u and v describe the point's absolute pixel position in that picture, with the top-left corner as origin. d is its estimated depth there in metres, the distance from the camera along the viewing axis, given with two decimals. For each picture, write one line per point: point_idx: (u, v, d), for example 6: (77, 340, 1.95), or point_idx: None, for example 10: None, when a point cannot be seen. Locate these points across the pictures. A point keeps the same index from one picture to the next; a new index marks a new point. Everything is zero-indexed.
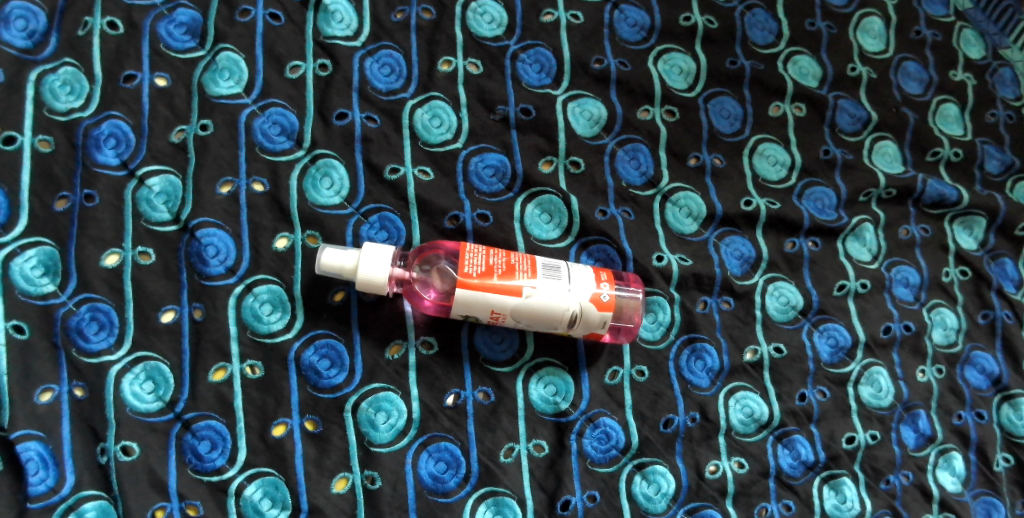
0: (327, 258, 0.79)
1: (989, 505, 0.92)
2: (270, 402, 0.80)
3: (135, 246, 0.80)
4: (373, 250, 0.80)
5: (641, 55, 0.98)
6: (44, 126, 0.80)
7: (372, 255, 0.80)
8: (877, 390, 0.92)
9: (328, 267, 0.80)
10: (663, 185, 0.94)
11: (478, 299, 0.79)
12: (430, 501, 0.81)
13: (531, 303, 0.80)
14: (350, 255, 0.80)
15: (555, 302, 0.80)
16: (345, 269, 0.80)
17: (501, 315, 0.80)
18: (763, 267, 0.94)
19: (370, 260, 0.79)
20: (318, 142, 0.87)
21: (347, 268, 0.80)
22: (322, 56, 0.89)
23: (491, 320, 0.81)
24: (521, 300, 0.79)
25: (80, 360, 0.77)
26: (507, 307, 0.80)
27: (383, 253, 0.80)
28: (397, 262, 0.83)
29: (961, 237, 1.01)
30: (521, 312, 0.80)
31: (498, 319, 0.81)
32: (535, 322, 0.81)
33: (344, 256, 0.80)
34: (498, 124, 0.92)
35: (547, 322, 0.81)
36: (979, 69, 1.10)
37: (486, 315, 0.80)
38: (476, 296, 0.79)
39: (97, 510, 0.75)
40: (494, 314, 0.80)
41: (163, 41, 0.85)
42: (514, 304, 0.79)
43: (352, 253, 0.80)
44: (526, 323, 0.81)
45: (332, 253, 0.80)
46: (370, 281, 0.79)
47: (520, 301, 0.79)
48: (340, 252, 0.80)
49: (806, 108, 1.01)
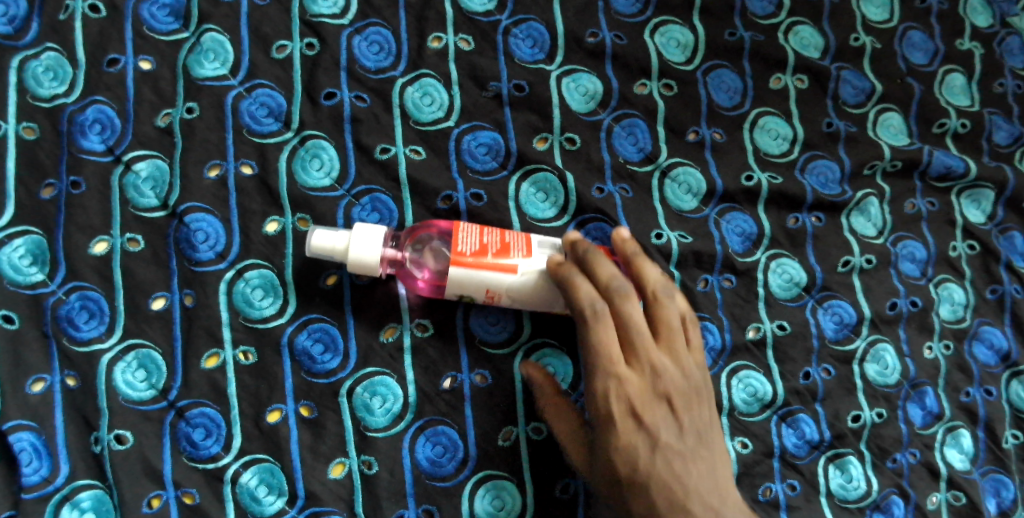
0: (318, 240, 0.78)
1: (998, 483, 0.90)
2: (264, 388, 0.79)
3: (123, 233, 0.79)
4: (366, 230, 0.78)
5: (637, 28, 0.95)
6: (28, 113, 0.79)
7: (364, 235, 0.78)
8: (883, 367, 0.90)
9: (318, 249, 0.78)
10: (662, 160, 0.92)
11: (475, 278, 0.77)
12: (428, 486, 0.79)
13: (528, 280, 0.78)
14: (341, 237, 0.78)
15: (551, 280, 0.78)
16: (336, 251, 0.78)
17: (497, 294, 0.79)
18: (765, 243, 0.91)
19: (361, 240, 0.78)
20: (307, 123, 0.85)
21: (338, 249, 0.78)
22: (308, 35, 0.87)
23: (487, 299, 0.79)
24: (517, 278, 0.78)
25: (70, 348, 0.76)
26: (502, 286, 0.78)
27: (376, 232, 0.78)
28: (389, 242, 0.81)
29: (969, 210, 0.99)
30: (519, 290, 0.78)
31: (495, 298, 0.79)
32: (533, 301, 0.79)
33: (335, 237, 0.78)
34: (490, 101, 0.89)
35: (546, 297, 0.79)
36: (986, 37, 1.07)
37: (482, 294, 0.79)
38: (473, 276, 0.77)
39: (93, 500, 0.74)
40: (489, 293, 0.79)
41: (146, 23, 0.84)
42: (511, 282, 0.78)
43: (344, 234, 0.78)
44: (523, 302, 0.80)
45: (323, 233, 0.78)
46: (362, 260, 0.78)
47: (515, 279, 0.78)
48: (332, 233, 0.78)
49: (807, 79, 0.99)
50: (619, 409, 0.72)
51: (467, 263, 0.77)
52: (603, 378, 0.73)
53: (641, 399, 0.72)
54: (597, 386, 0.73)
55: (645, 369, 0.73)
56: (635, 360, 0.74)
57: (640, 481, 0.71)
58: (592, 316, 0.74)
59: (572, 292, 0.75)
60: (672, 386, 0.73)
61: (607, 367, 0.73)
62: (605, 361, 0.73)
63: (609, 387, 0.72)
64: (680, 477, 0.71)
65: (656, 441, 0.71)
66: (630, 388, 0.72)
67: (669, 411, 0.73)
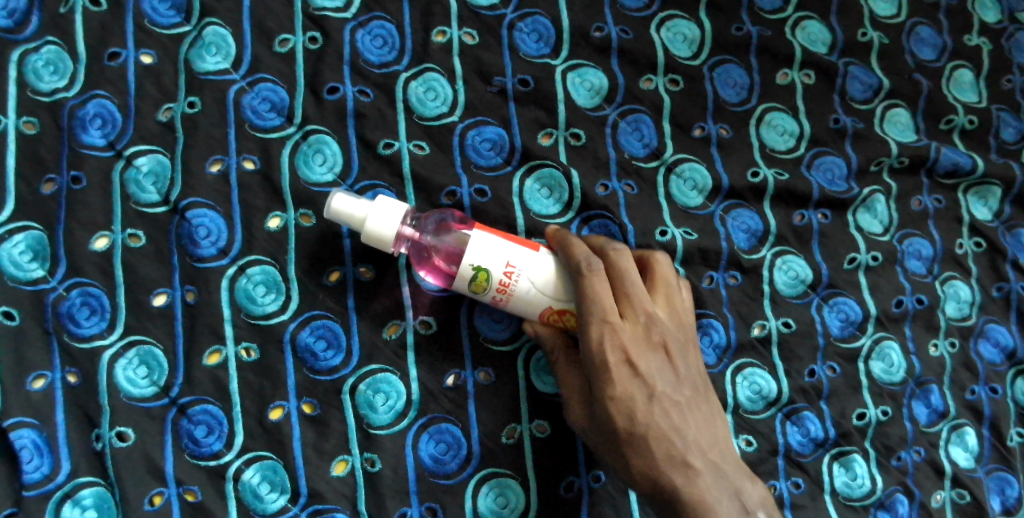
0: (339, 204, 0.75)
1: (1003, 481, 0.90)
2: (267, 386, 0.78)
3: (125, 229, 0.78)
4: (391, 204, 0.75)
5: (643, 23, 0.95)
6: (29, 107, 0.78)
7: (387, 211, 0.75)
8: (888, 365, 0.89)
9: (337, 213, 0.75)
10: (667, 156, 0.91)
11: (497, 245, 0.74)
12: (432, 484, 0.79)
13: (548, 258, 0.75)
14: (364, 207, 0.75)
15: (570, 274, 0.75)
16: (354, 219, 0.75)
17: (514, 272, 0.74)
18: (771, 240, 0.91)
19: (382, 210, 0.75)
20: (310, 118, 0.84)
21: (357, 218, 0.75)
22: (312, 29, 0.86)
23: (502, 279, 0.74)
24: (537, 256, 0.75)
25: (72, 345, 0.75)
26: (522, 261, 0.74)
27: (400, 210, 0.76)
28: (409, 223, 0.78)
29: (976, 207, 0.99)
30: (537, 267, 0.75)
31: (511, 276, 0.74)
32: (550, 286, 0.75)
33: (358, 205, 0.75)
34: (495, 96, 0.89)
35: (564, 286, 0.75)
36: (995, 33, 1.06)
37: (500, 269, 0.74)
38: (491, 241, 0.74)
39: (95, 497, 0.73)
40: (508, 269, 0.74)
41: (148, 17, 0.83)
42: (532, 256, 0.75)
43: (368, 205, 0.75)
44: (539, 284, 0.75)
45: (346, 199, 0.75)
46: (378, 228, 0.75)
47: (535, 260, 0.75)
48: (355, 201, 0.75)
49: (815, 75, 0.98)
50: (618, 358, 0.71)
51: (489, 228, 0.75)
52: (600, 328, 0.71)
53: (638, 349, 0.72)
54: (595, 339, 0.71)
55: (638, 318, 0.73)
56: (628, 309, 0.74)
57: (641, 429, 0.70)
58: (587, 268, 0.73)
59: (565, 248, 0.75)
60: (665, 338, 0.73)
61: (605, 330, 0.71)
62: (604, 324, 0.71)
63: (604, 335, 0.71)
64: (679, 430, 0.71)
65: (655, 390, 0.71)
66: (623, 336, 0.71)
67: (664, 359, 0.73)
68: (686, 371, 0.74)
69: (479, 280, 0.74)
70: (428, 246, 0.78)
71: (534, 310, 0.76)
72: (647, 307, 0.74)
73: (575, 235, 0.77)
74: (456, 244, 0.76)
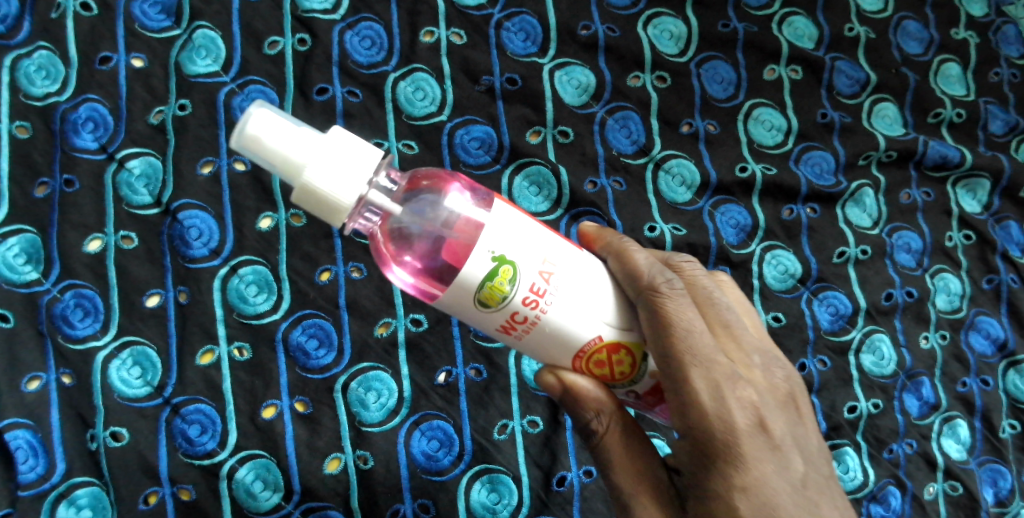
0: (260, 135, 0.60)
1: (996, 473, 0.90)
2: (259, 385, 0.79)
3: (117, 230, 0.79)
4: (338, 139, 0.61)
5: (630, 21, 0.95)
6: (21, 111, 0.79)
7: (334, 152, 0.60)
8: (878, 358, 0.90)
9: (265, 151, 0.60)
10: (655, 153, 0.92)
11: (532, 234, 0.61)
12: (424, 480, 0.79)
13: (592, 263, 0.63)
14: (300, 146, 0.60)
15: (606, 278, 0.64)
16: (288, 164, 0.60)
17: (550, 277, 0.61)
18: (760, 235, 0.91)
19: (325, 157, 0.60)
20: (299, 118, 0.85)
21: (294, 163, 0.60)
22: (300, 31, 0.87)
23: (531, 287, 0.60)
24: (575, 255, 0.62)
25: (66, 346, 0.76)
26: (560, 264, 0.61)
27: (349, 147, 0.61)
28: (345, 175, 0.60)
29: (965, 200, 0.99)
30: (581, 272, 0.62)
31: (547, 282, 0.60)
32: (596, 300, 0.62)
33: (293, 145, 0.60)
34: (483, 95, 0.89)
35: (616, 307, 0.63)
36: (982, 27, 1.07)
37: (535, 271, 0.60)
38: (526, 236, 0.60)
39: (90, 497, 0.73)
40: (543, 272, 0.60)
41: (138, 21, 0.84)
42: (573, 260, 0.62)
43: (306, 144, 0.60)
44: (583, 296, 0.62)
45: (269, 129, 0.60)
46: (315, 181, 0.60)
47: (576, 261, 0.62)
48: (283, 133, 0.60)
49: (802, 70, 0.98)
50: (741, 416, 0.62)
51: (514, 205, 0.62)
52: (707, 381, 0.61)
53: (762, 404, 0.64)
54: (705, 396, 0.61)
55: (751, 364, 0.66)
56: (734, 351, 0.65)
57: (776, 505, 0.61)
58: (671, 294, 0.62)
59: (635, 268, 0.64)
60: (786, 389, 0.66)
61: (715, 384, 0.61)
62: (713, 376, 0.62)
63: (737, 395, 0.62)
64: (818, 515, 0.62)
65: (781, 449, 0.63)
66: (755, 396, 0.63)
67: (789, 412, 0.66)
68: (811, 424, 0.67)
69: (497, 284, 0.59)
70: (411, 233, 0.63)
71: (569, 335, 0.61)
72: (755, 346, 0.66)
73: (621, 239, 0.66)
74: (460, 228, 0.61)
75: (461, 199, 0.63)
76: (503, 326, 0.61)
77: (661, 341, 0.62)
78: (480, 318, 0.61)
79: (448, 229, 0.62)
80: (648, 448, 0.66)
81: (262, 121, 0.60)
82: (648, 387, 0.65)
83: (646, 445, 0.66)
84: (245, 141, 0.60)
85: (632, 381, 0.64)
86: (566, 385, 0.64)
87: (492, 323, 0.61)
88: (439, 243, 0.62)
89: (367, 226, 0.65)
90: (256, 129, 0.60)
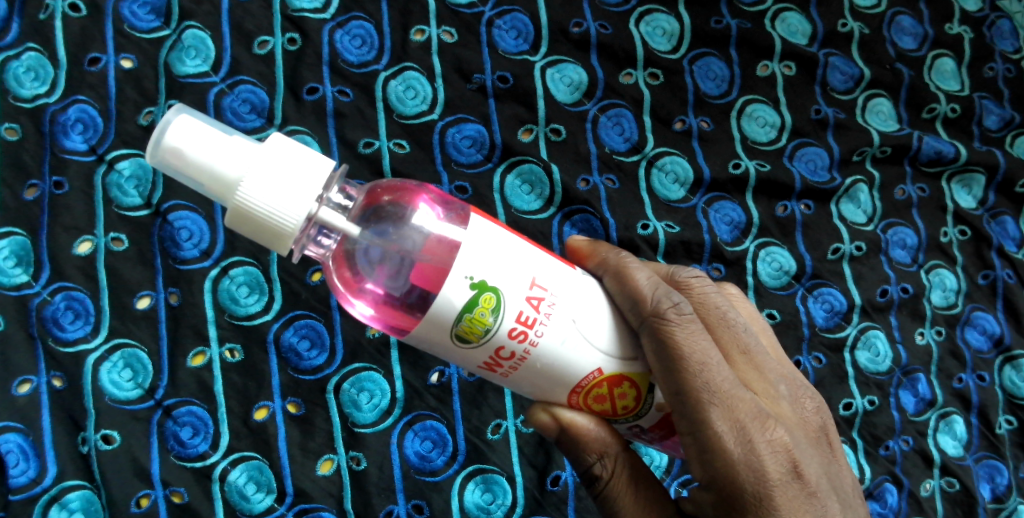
0: (188, 150, 0.59)
1: (993, 469, 0.89)
2: (251, 386, 0.78)
3: (108, 232, 0.79)
4: (274, 148, 0.59)
5: (622, 17, 0.95)
6: (10, 114, 0.79)
7: (272, 162, 0.59)
8: (874, 355, 0.89)
9: (189, 164, 0.59)
10: (649, 150, 0.91)
11: (517, 257, 0.60)
12: (417, 481, 0.79)
13: (585, 284, 0.63)
14: (233, 159, 0.59)
15: (595, 296, 0.63)
16: (222, 180, 0.59)
17: (542, 291, 0.60)
18: (754, 232, 0.91)
19: (258, 169, 0.59)
20: (290, 118, 0.85)
21: (230, 179, 0.59)
22: (291, 30, 0.87)
23: (522, 307, 0.59)
24: (566, 273, 0.62)
25: (56, 349, 0.75)
26: (550, 280, 0.60)
27: (288, 155, 0.59)
28: (281, 190, 0.59)
29: (960, 196, 0.99)
30: (574, 296, 0.61)
31: (536, 310, 0.59)
32: (590, 327, 0.62)
33: (224, 159, 0.59)
34: (475, 94, 0.89)
35: (615, 336, 0.63)
36: (976, 21, 1.06)
37: (525, 288, 0.59)
38: (514, 253, 0.60)
39: (81, 500, 0.73)
40: (532, 290, 0.60)
41: (127, 21, 0.83)
42: (566, 280, 0.62)
43: (240, 157, 0.59)
44: (576, 322, 0.61)
45: (195, 143, 0.59)
46: (247, 195, 0.59)
47: (564, 277, 0.62)
48: (212, 147, 0.59)
49: (795, 67, 0.98)
50: (771, 460, 0.61)
51: (491, 220, 0.61)
52: (728, 420, 0.61)
53: (793, 443, 0.63)
54: (728, 437, 0.61)
55: (774, 393, 0.66)
56: (756, 380, 0.66)
57: None
58: (679, 321, 0.62)
59: (638, 294, 0.63)
60: (815, 422, 0.67)
61: (738, 424, 0.61)
62: (735, 415, 0.61)
63: (765, 438, 0.62)
64: None
65: (815, 493, 0.62)
66: (785, 438, 0.62)
67: (819, 448, 0.66)
68: (841, 455, 0.68)
69: (478, 314, 0.58)
70: (370, 253, 0.62)
71: (562, 364, 0.61)
72: (776, 374, 0.67)
73: (619, 259, 0.66)
74: (431, 250, 0.59)
75: (430, 215, 0.61)
76: (490, 358, 0.60)
77: (672, 375, 0.61)
78: (465, 351, 0.60)
79: (415, 251, 0.60)
80: (659, 488, 0.66)
81: (187, 134, 0.59)
82: (654, 420, 0.65)
83: (656, 485, 0.66)
84: (172, 157, 0.59)
85: (636, 415, 0.64)
86: (562, 423, 0.64)
87: (478, 356, 0.60)
88: (405, 267, 0.60)
89: (320, 251, 0.64)
90: (182, 142, 0.59)
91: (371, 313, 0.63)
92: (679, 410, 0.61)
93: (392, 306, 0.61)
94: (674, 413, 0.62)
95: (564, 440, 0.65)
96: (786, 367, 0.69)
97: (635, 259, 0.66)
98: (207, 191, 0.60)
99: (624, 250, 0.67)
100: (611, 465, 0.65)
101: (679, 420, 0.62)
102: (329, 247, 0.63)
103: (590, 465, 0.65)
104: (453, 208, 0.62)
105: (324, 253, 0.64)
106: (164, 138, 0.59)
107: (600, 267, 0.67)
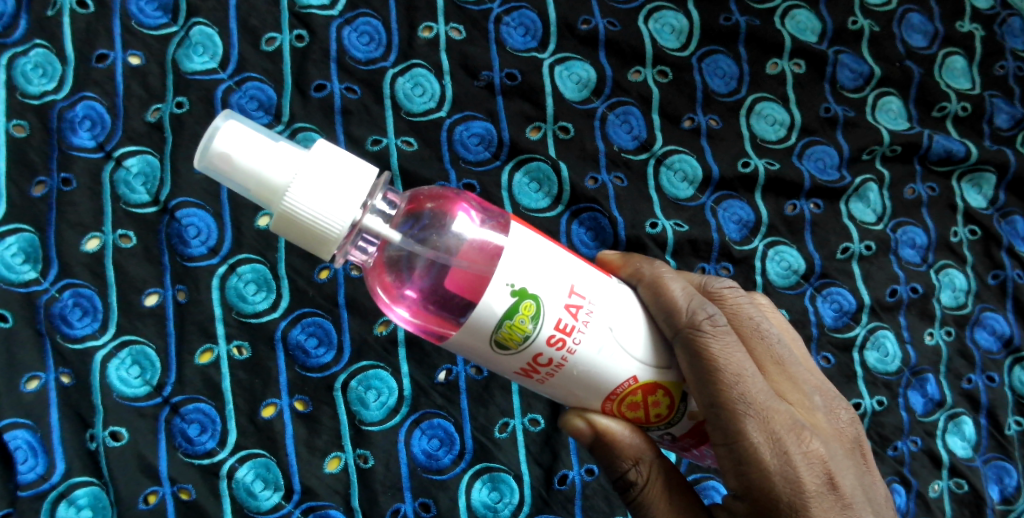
0: (235, 155, 0.59)
1: (1002, 470, 0.89)
2: (258, 383, 0.78)
3: (115, 229, 0.79)
4: (322, 154, 0.59)
5: (630, 15, 0.95)
6: (18, 111, 0.78)
7: (318, 168, 0.59)
8: (883, 355, 0.89)
9: (237, 167, 0.59)
10: (657, 148, 0.91)
11: (557, 265, 0.60)
12: (424, 479, 0.79)
13: (620, 293, 0.63)
14: (281, 165, 0.59)
15: (630, 304, 0.63)
16: (268, 185, 0.59)
17: (580, 299, 0.60)
18: (762, 231, 0.91)
19: (306, 175, 0.59)
20: (297, 115, 0.84)
21: (275, 185, 0.59)
22: (298, 27, 0.86)
23: (562, 314, 0.59)
24: (603, 281, 0.62)
25: (64, 346, 0.75)
26: (588, 288, 0.60)
27: (333, 161, 0.59)
28: (329, 195, 0.59)
29: (970, 195, 0.98)
30: (611, 305, 0.61)
31: (574, 317, 0.59)
32: (626, 336, 0.61)
33: (271, 164, 0.59)
34: (482, 91, 0.88)
35: (650, 344, 0.63)
36: (987, 19, 1.05)
37: (564, 296, 0.59)
38: (552, 261, 0.59)
39: (89, 497, 0.73)
40: (571, 297, 0.59)
41: (134, 18, 0.83)
42: (603, 287, 0.62)
43: (288, 162, 0.59)
44: (613, 331, 0.61)
45: (242, 148, 0.59)
46: (294, 200, 0.59)
47: (601, 284, 0.62)
48: (262, 155, 0.59)
49: (805, 64, 0.98)
50: (807, 471, 0.62)
51: (530, 228, 0.61)
52: (764, 432, 0.61)
53: (828, 455, 0.63)
54: (764, 448, 0.61)
55: (809, 404, 0.66)
56: (790, 391, 0.66)
57: None
58: (713, 333, 0.62)
59: (671, 305, 0.63)
60: (850, 433, 0.67)
61: (773, 435, 0.61)
62: (770, 427, 0.61)
63: (799, 450, 0.62)
64: None
65: (851, 505, 0.63)
66: (819, 449, 0.63)
67: (854, 459, 0.66)
68: (875, 466, 0.68)
69: (518, 321, 0.58)
70: (409, 261, 0.62)
71: (598, 372, 0.61)
72: (811, 384, 0.67)
73: (651, 269, 0.66)
74: (466, 255, 0.60)
75: (469, 223, 0.61)
76: (527, 364, 0.60)
77: (707, 386, 0.61)
78: (502, 357, 0.60)
79: (451, 258, 0.60)
80: (692, 496, 0.66)
81: (235, 139, 0.59)
82: (686, 429, 0.65)
83: (690, 492, 0.66)
84: (219, 161, 0.59)
85: (668, 423, 0.64)
86: (596, 430, 0.64)
87: (514, 363, 0.60)
88: (439, 273, 0.60)
89: (363, 256, 0.64)
90: (229, 148, 0.59)
91: (409, 317, 0.63)
92: (714, 421, 0.61)
93: (433, 313, 0.61)
94: (708, 423, 0.62)
95: (598, 447, 0.64)
96: (819, 377, 0.69)
97: (668, 269, 0.66)
98: (253, 196, 0.60)
99: (658, 262, 0.67)
100: (646, 471, 0.65)
101: (713, 430, 0.62)
102: (372, 253, 0.64)
103: (625, 472, 0.65)
104: (491, 216, 0.62)
105: (366, 259, 0.64)
106: (212, 143, 0.59)
107: (634, 277, 0.66)
